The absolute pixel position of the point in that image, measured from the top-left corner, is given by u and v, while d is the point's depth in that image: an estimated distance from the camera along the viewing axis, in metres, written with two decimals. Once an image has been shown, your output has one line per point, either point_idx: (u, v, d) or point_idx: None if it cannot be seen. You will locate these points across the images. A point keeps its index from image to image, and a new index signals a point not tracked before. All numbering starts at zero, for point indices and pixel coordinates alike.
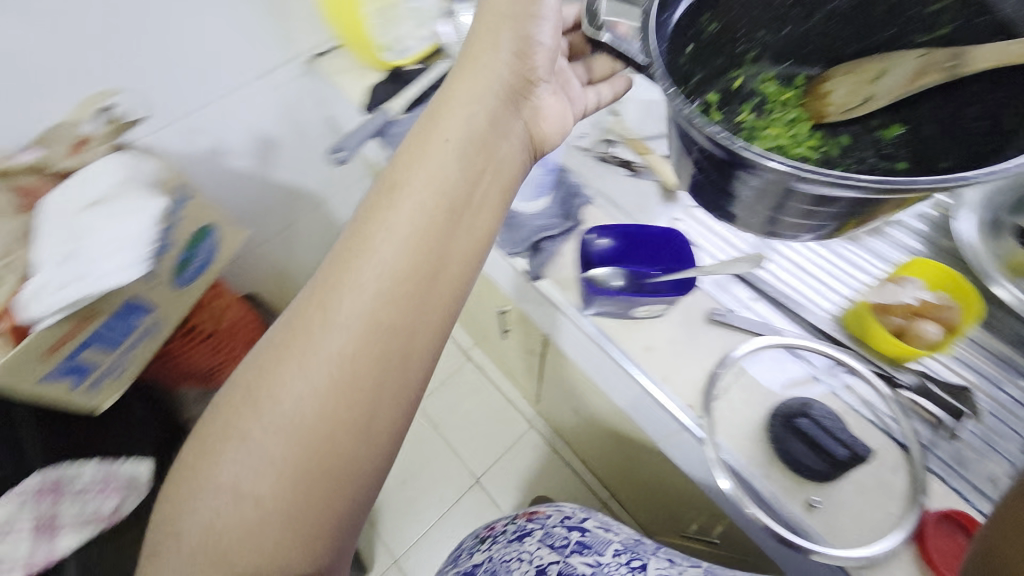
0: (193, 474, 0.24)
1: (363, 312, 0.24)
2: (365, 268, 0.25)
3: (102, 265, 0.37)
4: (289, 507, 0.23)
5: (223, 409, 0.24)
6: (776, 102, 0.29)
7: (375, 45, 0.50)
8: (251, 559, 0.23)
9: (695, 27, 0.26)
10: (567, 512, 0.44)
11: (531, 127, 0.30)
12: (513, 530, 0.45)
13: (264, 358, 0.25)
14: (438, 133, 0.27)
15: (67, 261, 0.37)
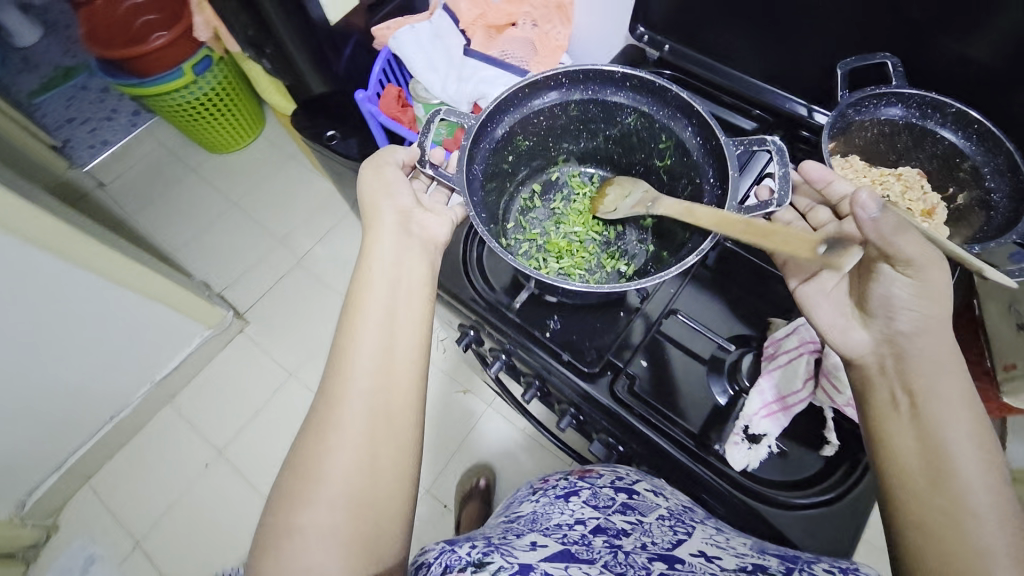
0: (282, 501, 0.55)
1: (376, 283, 0.64)
2: (334, 377, 0.61)
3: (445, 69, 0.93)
4: (358, 486, 0.56)
5: (288, 479, 0.56)
6: (577, 193, 0.74)
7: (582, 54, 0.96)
8: (361, 526, 0.54)
9: (506, 147, 0.64)
10: (619, 475, 0.71)
11: (425, 233, 0.70)
12: (563, 487, 0.72)
13: (311, 435, 0.58)
14: (376, 219, 0.68)
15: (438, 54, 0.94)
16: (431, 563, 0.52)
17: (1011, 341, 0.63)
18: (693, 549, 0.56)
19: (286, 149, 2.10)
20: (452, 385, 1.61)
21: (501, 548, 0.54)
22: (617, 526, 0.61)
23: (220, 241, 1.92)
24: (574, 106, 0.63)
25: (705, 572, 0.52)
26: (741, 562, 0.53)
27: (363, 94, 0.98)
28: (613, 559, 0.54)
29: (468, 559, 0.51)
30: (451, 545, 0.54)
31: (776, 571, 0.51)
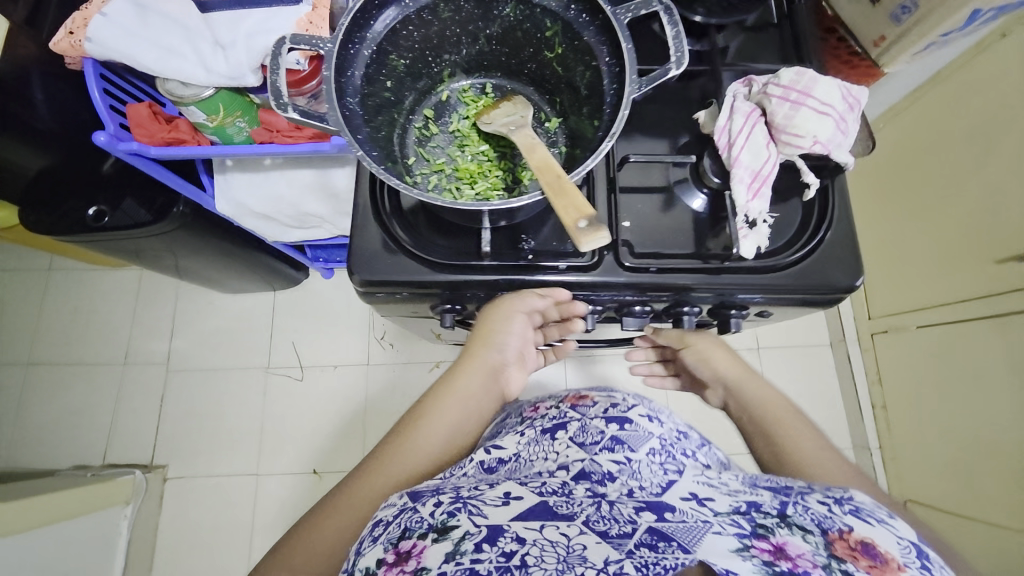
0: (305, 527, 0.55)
1: (470, 390, 0.66)
2: (405, 445, 0.61)
3: (177, 48, 0.68)
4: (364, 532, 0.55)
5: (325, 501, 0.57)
6: (470, 103, 0.57)
7: None
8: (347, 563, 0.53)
9: (372, 84, 0.48)
10: (614, 402, 0.74)
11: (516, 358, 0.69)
12: (552, 418, 0.71)
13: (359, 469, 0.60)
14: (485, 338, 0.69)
15: (158, 34, 0.68)
16: (388, 525, 0.49)
17: (867, 21, 0.65)
18: (684, 493, 0.55)
19: (37, 264, 1.55)
20: (421, 368, 1.51)
21: (470, 503, 0.50)
22: (601, 470, 0.61)
23: (50, 416, 1.47)
24: (420, 13, 0.48)
25: (697, 519, 0.49)
26: (736, 501, 0.52)
27: (104, 136, 0.71)
28: (596, 514, 0.50)
29: (432, 522, 0.48)
30: (416, 503, 0.51)
31: (770, 508, 0.50)
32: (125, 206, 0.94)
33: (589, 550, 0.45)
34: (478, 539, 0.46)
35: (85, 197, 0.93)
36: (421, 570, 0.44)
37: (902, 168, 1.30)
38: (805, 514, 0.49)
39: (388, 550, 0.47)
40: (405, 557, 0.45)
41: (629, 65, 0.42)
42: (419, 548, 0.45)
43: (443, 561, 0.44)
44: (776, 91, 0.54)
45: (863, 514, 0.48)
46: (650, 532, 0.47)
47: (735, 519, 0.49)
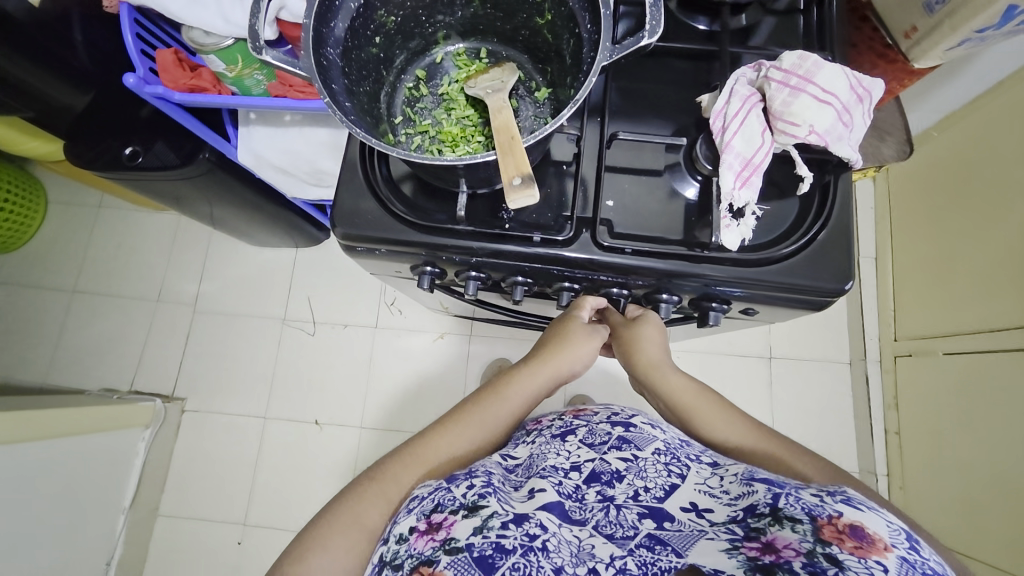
0: (341, 499, 0.57)
1: (509, 402, 0.68)
2: (443, 442, 0.63)
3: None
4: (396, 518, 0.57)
5: (362, 481, 0.59)
6: (461, 67, 0.57)
7: None
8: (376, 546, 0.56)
9: (359, 39, 0.49)
10: (614, 411, 0.75)
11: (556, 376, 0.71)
12: (559, 427, 0.72)
13: (396, 456, 0.61)
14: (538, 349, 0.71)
15: None
16: (423, 498, 0.55)
17: (900, 10, 0.61)
18: (685, 502, 0.58)
19: (88, 201, 1.68)
20: (425, 337, 1.54)
21: (500, 492, 0.56)
22: (610, 468, 0.62)
23: (89, 341, 1.60)
24: None
25: (694, 529, 0.54)
26: (733, 510, 0.54)
27: (133, 78, 0.76)
28: (604, 519, 0.57)
29: (462, 501, 0.54)
30: (449, 482, 0.57)
31: (764, 506, 0.52)
32: (156, 149, 1.01)
33: (596, 549, 0.52)
34: (504, 519, 0.52)
35: (121, 137, 1.01)
36: (448, 539, 0.50)
37: (950, 183, 1.20)
38: (794, 503, 0.50)
39: (420, 519, 0.53)
40: (435, 528, 0.52)
41: (604, 34, 0.42)
42: (448, 522, 0.52)
43: (471, 533, 0.50)
44: (776, 75, 0.51)
45: (853, 501, 0.48)
46: (649, 537, 0.54)
47: (730, 527, 0.52)
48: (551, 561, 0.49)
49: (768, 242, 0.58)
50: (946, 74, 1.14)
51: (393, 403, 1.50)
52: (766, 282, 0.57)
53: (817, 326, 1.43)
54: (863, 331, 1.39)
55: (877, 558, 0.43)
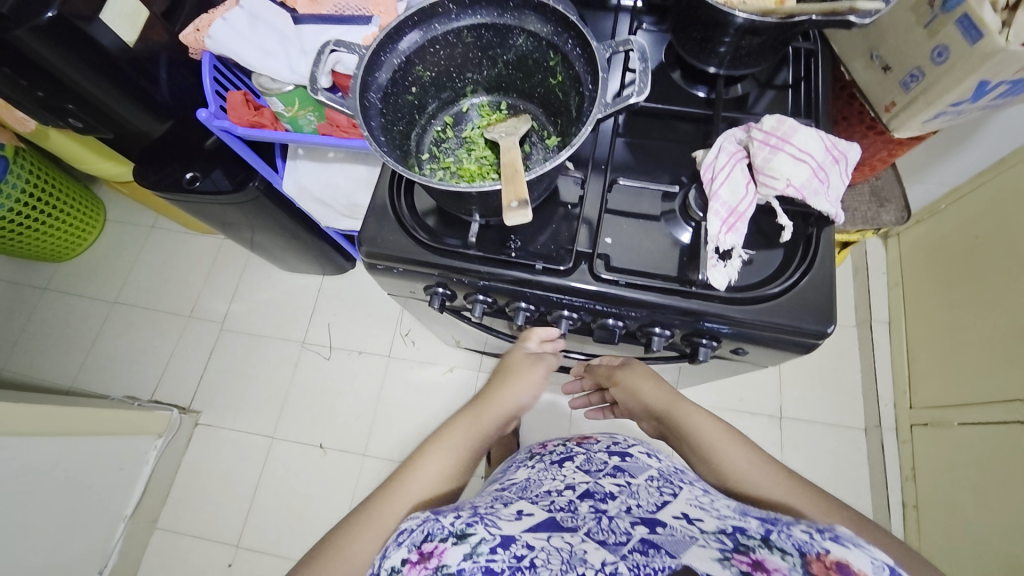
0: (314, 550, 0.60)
1: (465, 432, 0.73)
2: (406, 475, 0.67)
3: (269, 53, 0.84)
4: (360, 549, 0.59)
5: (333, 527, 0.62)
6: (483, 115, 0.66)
7: None
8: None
9: (398, 89, 0.58)
10: (613, 441, 0.86)
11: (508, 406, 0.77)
12: (560, 454, 0.83)
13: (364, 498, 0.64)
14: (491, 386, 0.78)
15: (257, 41, 0.85)
16: (413, 530, 0.57)
17: (880, 87, 0.66)
18: (677, 512, 0.62)
19: (143, 221, 1.84)
20: (435, 370, 1.58)
21: (486, 518, 0.60)
22: (604, 490, 0.69)
23: (120, 349, 1.69)
24: (447, 34, 0.58)
25: (686, 534, 0.56)
26: (721, 523, 0.58)
27: (206, 113, 0.89)
28: (598, 527, 0.60)
29: (451, 529, 0.56)
30: (434, 515, 0.59)
31: (755, 533, 0.55)
32: (214, 176, 1.13)
33: (589, 554, 0.54)
34: (491, 545, 0.55)
35: (183, 162, 1.14)
36: (441, 566, 0.52)
37: (959, 254, 1.23)
38: (785, 537, 0.53)
39: (412, 551, 0.55)
40: (426, 557, 0.53)
41: (601, 92, 0.50)
42: (439, 549, 0.54)
43: (464, 558, 0.53)
44: (758, 135, 0.57)
45: (840, 538, 0.51)
46: (643, 542, 0.56)
47: (720, 537, 0.55)
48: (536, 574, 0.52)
49: (754, 286, 0.62)
50: (948, 149, 1.20)
51: (397, 433, 1.52)
52: (754, 322, 0.60)
53: (827, 388, 1.41)
54: (877, 397, 1.36)
55: None
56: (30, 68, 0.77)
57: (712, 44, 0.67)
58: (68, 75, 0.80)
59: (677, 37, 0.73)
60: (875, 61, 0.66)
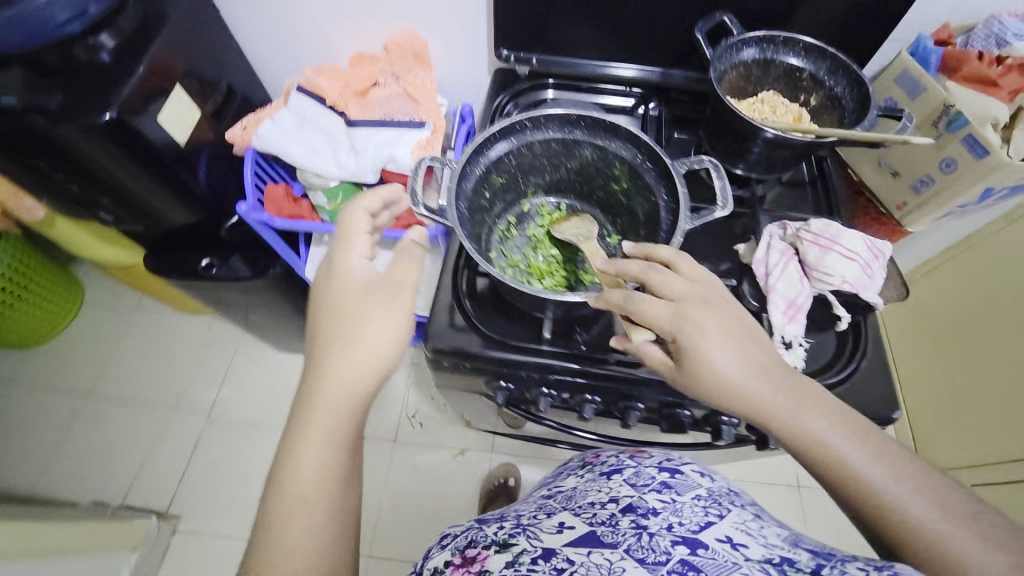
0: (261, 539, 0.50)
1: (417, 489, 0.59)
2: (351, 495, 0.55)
3: (315, 152, 0.87)
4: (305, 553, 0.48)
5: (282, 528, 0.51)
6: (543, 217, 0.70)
7: (453, 85, 0.98)
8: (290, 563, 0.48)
9: (476, 197, 0.61)
10: (670, 457, 0.76)
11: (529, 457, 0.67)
12: (608, 465, 0.75)
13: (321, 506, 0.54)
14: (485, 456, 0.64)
15: (303, 141, 0.87)
16: (457, 538, 0.64)
17: (890, 188, 0.75)
18: (720, 534, 0.59)
19: (126, 304, 1.74)
20: (445, 453, 1.50)
21: (529, 528, 0.62)
22: (648, 504, 0.63)
23: (90, 448, 1.53)
24: (521, 146, 0.62)
25: (726, 558, 0.55)
26: (769, 553, 0.56)
27: (245, 206, 0.88)
28: (637, 543, 0.57)
29: (494, 539, 0.61)
30: (480, 525, 0.66)
31: (802, 564, 0.55)
32: (232, 263, 1.10)
33: (626, 570, 0.54)
34: (533, 555, 0.57)
35: (198, 250, 1.11)
36: (483, 570, 0.56)
37: (944, 321, 1.33)
38: (839, 574, 0.51)
39: (455, 556, 0.60)
40: (471, 560, 0.58)
41: (684, 206, 0.55)
42: (483, 555, 0.58)
43: (505, 565, 0.56)
44: (808, 236, 0.64)
45: (885, 572, 0.49)
46: (682, 562, 0.54)
47: (763, 566, 0.54)
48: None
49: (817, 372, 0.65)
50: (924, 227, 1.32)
51: (406, 527, 1.40)
52: None
53: None
54: None
55: None
56: (69, 164, 0.75)
57: (745, 148, 0.74)
58: (109, 172, 0.78)
59: (708, 143, 0.80)
60: (882, 167, 0.75)
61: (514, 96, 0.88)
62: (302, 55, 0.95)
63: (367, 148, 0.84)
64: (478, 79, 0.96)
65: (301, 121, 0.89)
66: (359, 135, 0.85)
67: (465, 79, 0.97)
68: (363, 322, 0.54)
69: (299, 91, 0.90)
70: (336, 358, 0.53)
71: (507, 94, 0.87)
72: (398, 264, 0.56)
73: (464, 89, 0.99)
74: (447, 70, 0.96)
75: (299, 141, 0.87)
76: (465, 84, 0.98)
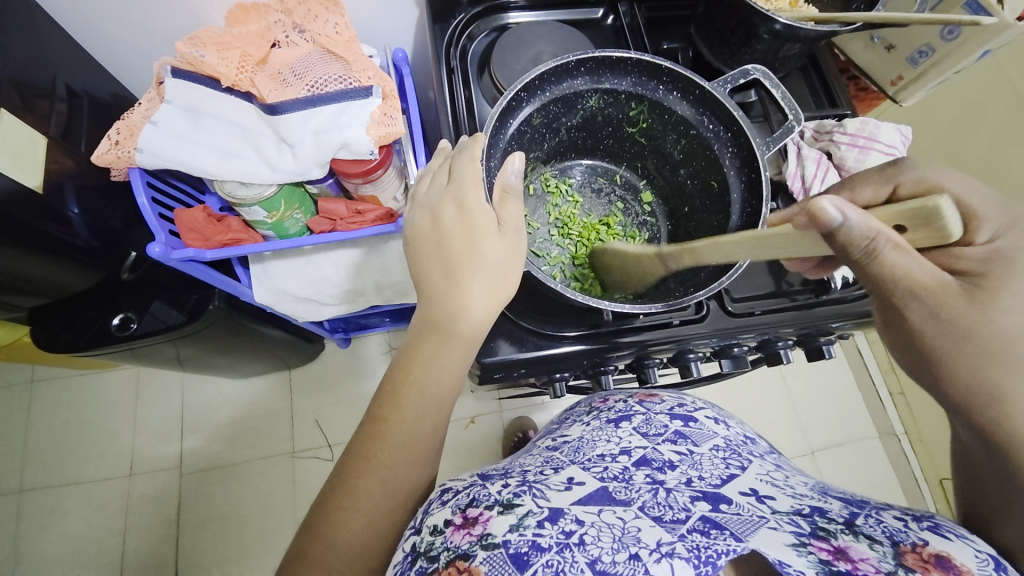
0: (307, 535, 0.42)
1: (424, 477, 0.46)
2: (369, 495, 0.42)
3: (230, 151, 0.65)
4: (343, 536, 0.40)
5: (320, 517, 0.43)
6: (558, 197, 0.60)
7: (379, 24, 0.77)
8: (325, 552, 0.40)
9: None
10: (683, 402, 0.60)
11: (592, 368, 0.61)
12: (619, 411, 0.58)
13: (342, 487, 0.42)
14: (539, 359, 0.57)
15: (207, 140, 0.65)
16: (458, 491, 0.45)
17: (883, 65, 0.72)
18: (744, 488, 0.46)
19: (19, 379, 1.40)
20: (456, 427, 1.35)
21: (534, 486, 0.45)
22: (663, 458, 0.50)
23: (51, 548, 1.30)
24: (523, 125, 0.50)
25: (754, 515, 0.43)
26: (798, 503, 0.45)
27: (161, 246, 0.67)
28: (652, 500, 0.44)
29: (497, 497, 0.43)
30: (485, 481, 0.47)
31: (836, 515, 0.44)
32: (155, 309, 0.88)
33: (642, 532, 0.40)
34: (540, 517, 0.41)
35: (106, 305, 0.88)
36: (485, 535, 0.39)
37: None
38: (875, 525, 0.43)
39: (455, 513, 0.42)
40: (471, 522, 0.41)
41: (754, 135, 0.47)
42: (485, 516, 0.41)
43: (508, 530, 0.39)
44: (843, 139, 0.61)
45: (940, 530, 0.41)
46: (704, 520, 0.41)
47: (793, 519, 0.42)
48: (587, 555, 0.38)
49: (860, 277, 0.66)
50: None
51: None
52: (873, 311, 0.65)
53: None
54: None
55: None
56: None
57: (749, 44, 0.64)
58: None
59: (700, 46, 0.70)
60: (876, 42, 0.71)
61: (464, 29, 0.70)
62: (168, 30, 0.70)
63: (305, 134, 0.65)
64: (407, 12, 0.76)
65: (191, 114, 0.65)
66: (289, 120, 0.65)
67: (392, 16, 0.77)
68: (480, 255, 0.43)
69: (172, 73, 0.66)
70: (455, 297, 0.43)
71: (454, 27, 0.69)
72: (506, 205, 0.44)
73: (393, 28, 0.79)
74: (366, 8, 0.74)
75: (200, 141, 0.65)
76: (392, 21, 0.78)
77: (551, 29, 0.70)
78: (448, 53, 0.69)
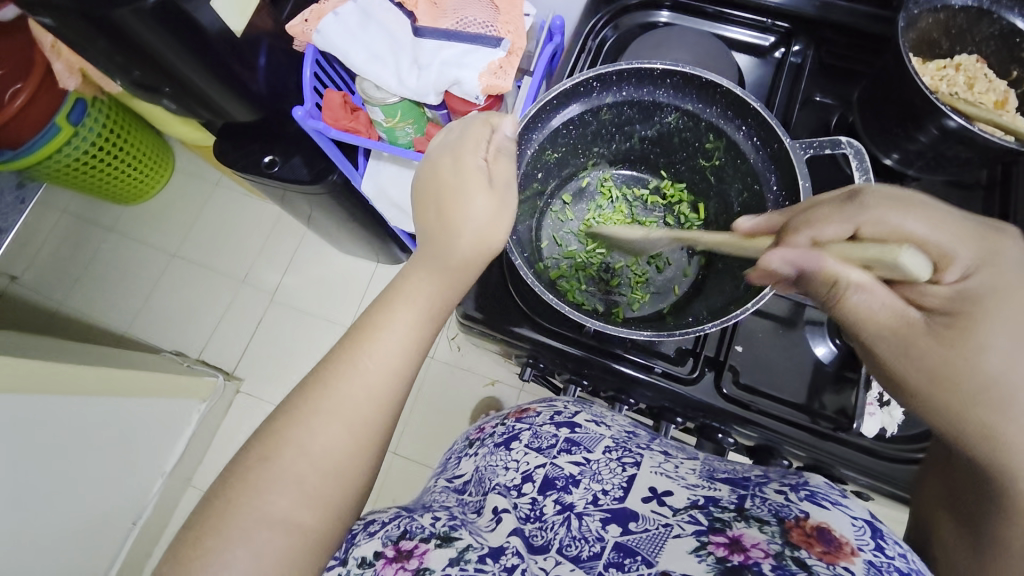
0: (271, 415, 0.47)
1: None
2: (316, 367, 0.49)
3: (377, 57, 0.75)
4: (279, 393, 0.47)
5: None
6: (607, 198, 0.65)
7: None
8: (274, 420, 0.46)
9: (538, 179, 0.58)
10: (557, 408, 0.61)
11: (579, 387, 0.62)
12: (500, 433, 0.59)
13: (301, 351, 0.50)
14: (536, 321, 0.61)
15: (365, 41, 0.75)
16: (384, 523, 0.49)
17: None
18: (645, 490, 0.51)
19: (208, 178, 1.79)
20: (477, 380, 1.42)
21: (467, 524, 0.50)
22: (563, 473, 0.53)
23: (178, 307, 1.70)
24: (594, 114, 0.55)
25: (659, 524, 0.47)
26: (694, 494, 0.50)
27: (301, 111, 0.80)
28: (568, 536, 0.49)
29: (432, 530, 0.48)
30: (410, 514, 0.51)
31: (728, 504, 0.48)
32: (293, 162, 1.06)
33: None
34: (480, 553, 0.46)
35: (264, 144, 1.09)
36: (421, 570, 0.44)
37: None
38: (762, 505, 0.48)
39: (385, 545, 0.47)
40: (405, 555, 0.45)
41: (804, 204, 0.47)
42: (421, 549, 0.45)
43: (448, 564, 0.44)
44: None
45: (818, 498, 0.47)
46: (617, 549, 0.47)
47: (693, 517, 0.47)
48: None
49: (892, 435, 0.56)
50: None
51: (431, 436, 1.39)
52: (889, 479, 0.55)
53: None
54: None
55: (845, 564, 0.40)
56: (132, 47, 0.69)
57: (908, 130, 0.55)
58: (169, 58, 0.72)
59: (858, 114, 0.61)
60: None
61: (618, 17, 0.70)
62: None
63: (435, 62, 0.73)
64: None
65: (363, 16, 0.76)
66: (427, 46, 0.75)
67: None
68: (471, 207, 0.50)
69: None
70: (445, 238, 0.51)
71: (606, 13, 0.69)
72: (494, 162, 0.51)
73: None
74: None
75: (360, 39, 0.75)
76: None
77: (699, 39, 0.66)
78: (587, 31, 0.69)
